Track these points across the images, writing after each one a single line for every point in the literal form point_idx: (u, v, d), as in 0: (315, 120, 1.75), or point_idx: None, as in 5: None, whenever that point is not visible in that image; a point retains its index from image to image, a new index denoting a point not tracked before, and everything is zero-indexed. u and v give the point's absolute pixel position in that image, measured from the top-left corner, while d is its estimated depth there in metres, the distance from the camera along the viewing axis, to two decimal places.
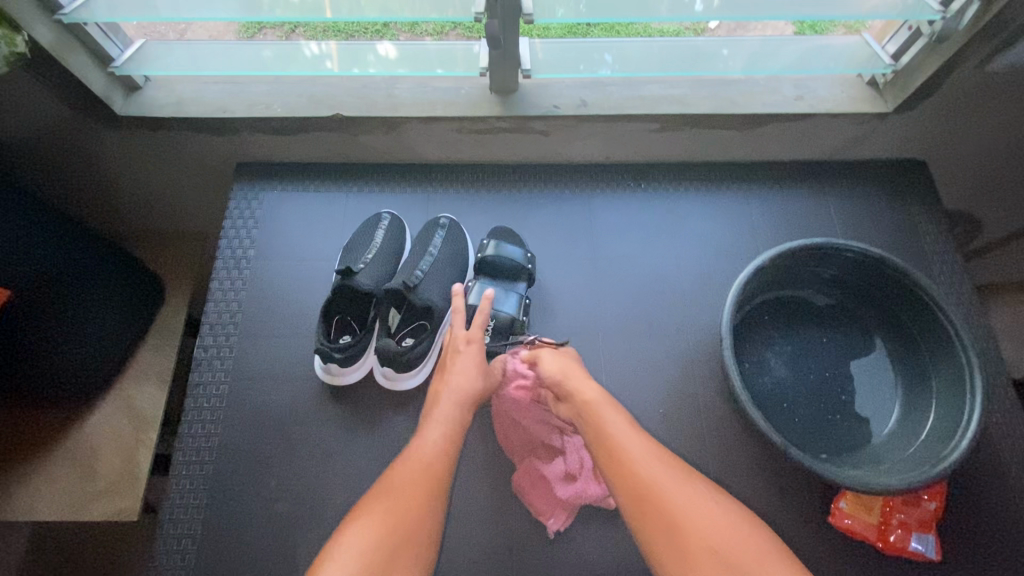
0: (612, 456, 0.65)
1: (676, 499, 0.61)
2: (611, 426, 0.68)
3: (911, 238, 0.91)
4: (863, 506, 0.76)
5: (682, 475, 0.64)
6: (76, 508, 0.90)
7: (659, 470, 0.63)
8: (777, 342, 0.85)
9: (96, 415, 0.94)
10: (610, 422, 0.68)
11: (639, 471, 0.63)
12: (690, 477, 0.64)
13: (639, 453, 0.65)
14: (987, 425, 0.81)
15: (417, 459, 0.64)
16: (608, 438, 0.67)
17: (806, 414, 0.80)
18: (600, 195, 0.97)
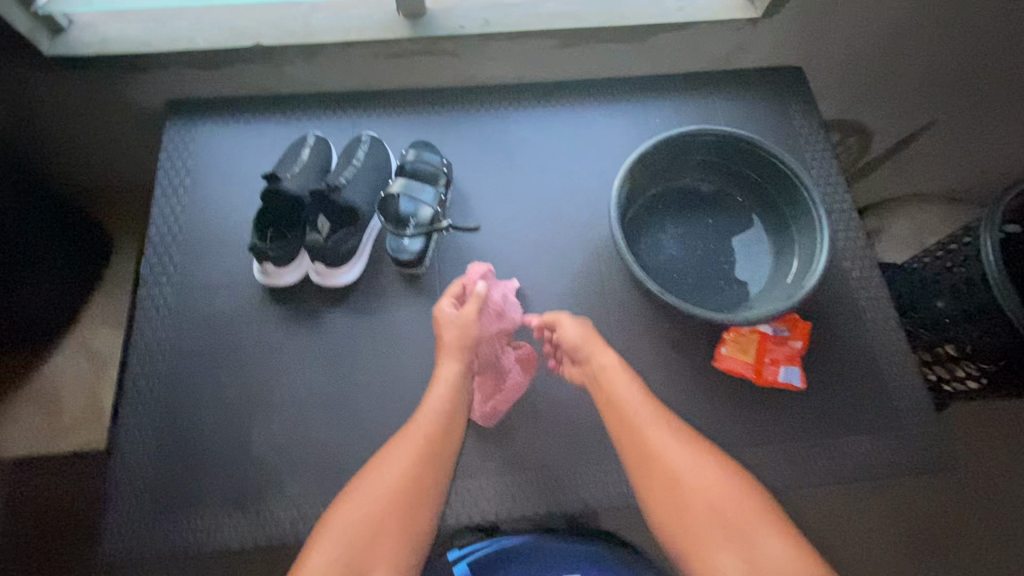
0: (623, 421, 0.74)
1: (672, 460, 0.70)
2: (625, 393, 0.76)
3: (784, 137, 1.05)
4: (740, 348, 0.86)
5: (684, 436, 0.73)
6: (48, 441, 1.05)
7: (659, 430, 0.72)
8: (671, 225, 0.95)
9: (56, 358, 1.09)
10: (623, 387, 0.76)
11: (647, 435, 0.72)
12: (692, 439, 0.72)
13: (646, 418, 0.73)
14: (847, 284, 0.94)
15: (440, 409, 0.75)
16: (620, 403, 0.75)
17: (694, 281, 0.91)
18: (513, 113, 1.05)
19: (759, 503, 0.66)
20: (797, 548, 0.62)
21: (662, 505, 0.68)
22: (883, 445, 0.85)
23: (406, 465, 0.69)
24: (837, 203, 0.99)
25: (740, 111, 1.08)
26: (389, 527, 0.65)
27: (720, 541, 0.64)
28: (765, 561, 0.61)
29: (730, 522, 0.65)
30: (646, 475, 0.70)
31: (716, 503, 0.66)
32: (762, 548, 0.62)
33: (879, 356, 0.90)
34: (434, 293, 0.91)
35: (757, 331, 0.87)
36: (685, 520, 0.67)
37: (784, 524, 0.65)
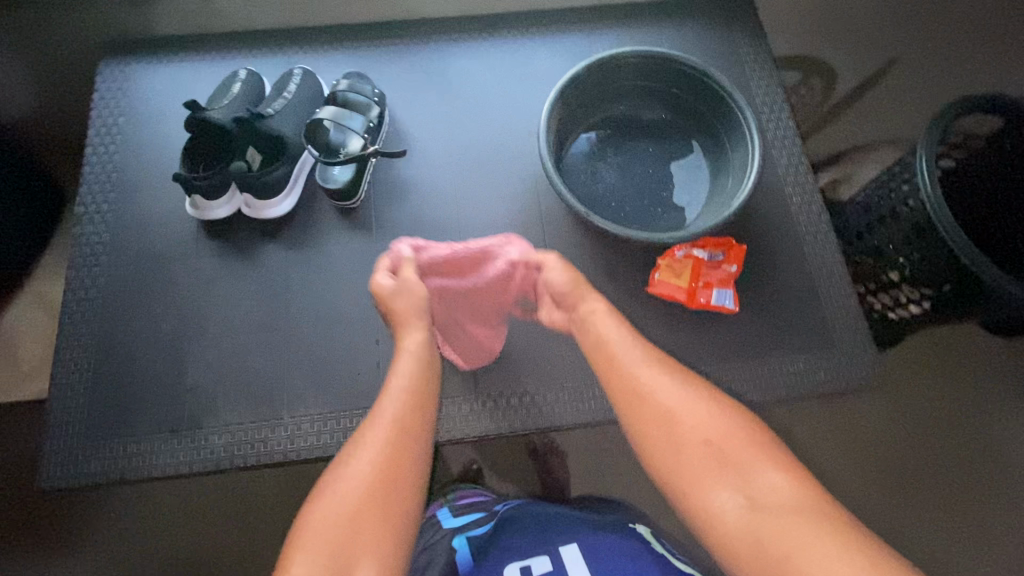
0: (609, 361, 0.68)
1: (667, 397, 0.62)
2: (611, 334, 0.69)
3: (734, 63, 1.01)
4: (673, 272, 0.86)
5: (674, 373, 0.65)
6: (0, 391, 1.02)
7: (649, 371, 0.65)
8: (610, 155, 0.93)
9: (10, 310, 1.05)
10: (606, 326, 0.70)
11: (636, 376, 0.65)
12: (686, 376, 0.65)
13: (633, 356, 0.67)
14: (788, 209, 0.93)
15: (407, 380, 0.68)
16: (606, 342, 0.69)
17: (631, 208, 0.90)
18: (451, 44, 1.01)
19: (766, 445, 0.58)
20: (795, 481, 0.55)
21: (658, 447, 0.61)
22: (815, 363, 0.85)
23: (382, 443, 0.61)
24: (780, 129, 0.97)
25: (687, 35, 1.03)
26: (371, 513, 0.56)
27: (716, 478, 0.57)
28: (762, 494, 0.54)
29: (727, 457, 0.57)
30: (638, 418, 0.63)
31: (714, 439, 0.59)
32: (760, 482, 0.55)
33: (816, 279, 0.89)
34: (368, 225, 0.90)
35: (692, 255, 0.86)
36: (680, 459, 0.59)
37: (784, 456, 0.58)
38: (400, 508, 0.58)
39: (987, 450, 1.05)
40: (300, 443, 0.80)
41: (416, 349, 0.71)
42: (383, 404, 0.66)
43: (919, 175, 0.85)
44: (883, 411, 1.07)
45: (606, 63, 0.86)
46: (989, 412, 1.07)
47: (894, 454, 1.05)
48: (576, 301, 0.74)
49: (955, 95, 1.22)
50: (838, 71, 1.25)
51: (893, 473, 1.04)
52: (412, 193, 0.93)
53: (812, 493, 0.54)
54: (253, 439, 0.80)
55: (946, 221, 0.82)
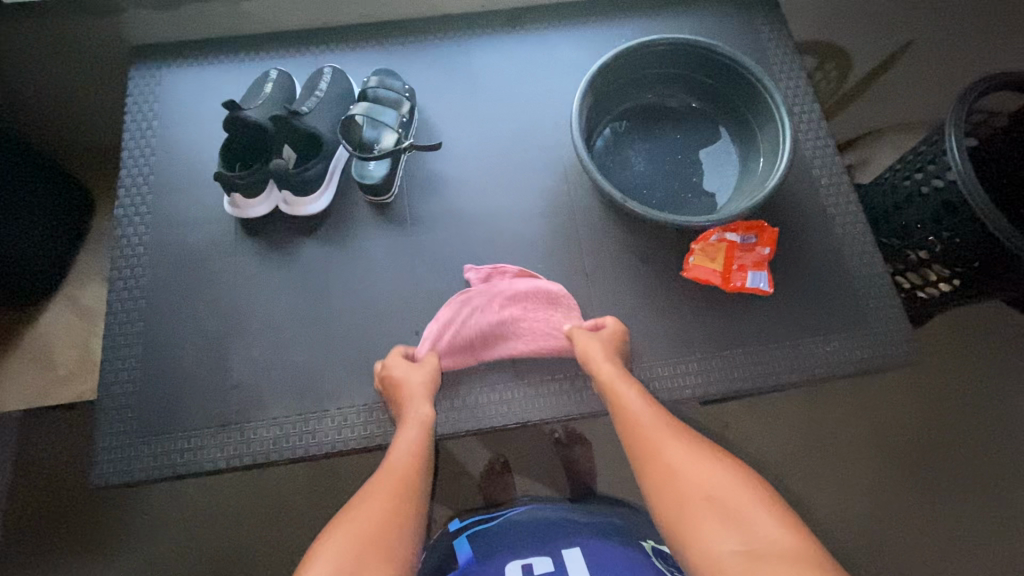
0: (625, 421, 0.70)
1: (673, 456, 0.64)
2: (628, 399, 0.72)
3: (756, 49, 1.02)
4: (708, 257, 0.87)
5: (684, 436, 0.67)
6: (44, 394, 1.04)
7: (661, 431, 0.67)
8: (638, 143, 0.94)
9: (48, 315, 1.07)
10: (625, 392, 0.73)
11: (647, 436, 0.67)
12: (697, 441, 0.66)
13: (648, 419, 0.69)
14: (817, 191, 0.94)
15: (409, 445, 0.70)
16: (624, 405, 0.71)
17: (663, 195, 0.91)
18: (476, 38, 1.02)
19: (769, 502, 0.58)
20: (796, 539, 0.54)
21: (663, 501, 0.61)
22: (851, 343, 0.86)
23: (385, 498, 0.62)
24: (806, 112, 0.98)
25: (710, 23, 1.03)
26: (373, 555, 0.56)
27: (717, 527, 0.56)
28: (761, 545, 0.53)
29: (728, 509, 0.57)
30: (648, 474, 0.64)
31: (716, 493, 0.59)
32: (760, 534, 0.54)
33: (847, 260, 0.90)
34: (403, 220, 0.92)
35: (726, 239, 0.88)
36: (683, 511, 0.59)
37: (785, 514, 0.57)
38: (399, 555, 0.58)
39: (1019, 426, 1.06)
40: (346, 435, 0.81)
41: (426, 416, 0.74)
42: (391, 461, 0.68)
43: (949, 154, 0.85)
44: (913, 390, 1.08)
45: (635, 51, 0.87)
46: (1020, 389, 1.08)
47: (926, 433, 1.05)
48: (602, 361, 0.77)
49: (974, 74, 1.22)
50: (854, 56, 1.26)
51: (924, 451, 1.05)
52: (444, 186, 0.94)
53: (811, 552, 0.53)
54: (300, 431, 0.81)
55: (978, 198, 0.83)
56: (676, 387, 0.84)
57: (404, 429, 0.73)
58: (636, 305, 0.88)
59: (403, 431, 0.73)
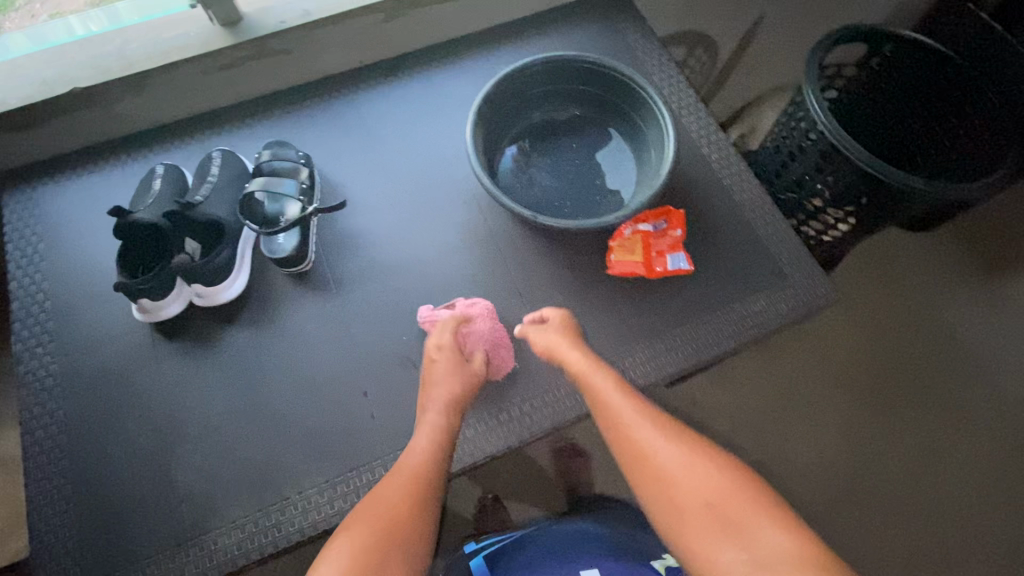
0: (607, 419, 0.70)
1: (664, 462, 0.64)
2: (609, 397, 0.71)
3: (627, 52, 1.09)
4: (627, 250, 0.91)
5: (675, 434, 0.67)
6: None
7: (648, 430, 0.67)
8: (538, 160, 0.98)
9: None
10: (604, 388, 0.72)
11: (635, 436, 0.67)
12: (684, 437, 0.66)
13: (633, 416, 0.68)
14: (711, 167, 1.00)
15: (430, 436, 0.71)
16: (604, 398, 0.71)
17: (572, 202, 0.95)
18: (363, 94, 1.04)
19: (770, 506, 0.58)
20: (794, 538, 0.55)
21: (663, 512, 0.62)
22: (775, 298, 0.91)
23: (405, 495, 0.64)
24: (683, 99, 1.05)
25: (578, 39, 1.09)
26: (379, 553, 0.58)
27: (720, 541, 0.57)
28: (763, 553, 0.54)
29: (729, 519, 0.58)
30: (639, 479, 0.65)
31: (716, 501, 0.59)
32: (763, 542, 0.55)
33: (754, 222, 0.96)
34: (327, 285, 0.90)
35: (639, 230, 0.92)
36: (685, 525, 0.59)
37: (787, 518, 0.57)
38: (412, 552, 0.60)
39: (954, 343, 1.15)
40: (314, 517, 0.77)
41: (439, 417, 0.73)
42: (406, 459, 0.69)
43: (813, 109, 0.93)
44: (859, 330, 1.15)
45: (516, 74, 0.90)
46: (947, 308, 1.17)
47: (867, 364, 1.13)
48: (570, 351, 0.76)
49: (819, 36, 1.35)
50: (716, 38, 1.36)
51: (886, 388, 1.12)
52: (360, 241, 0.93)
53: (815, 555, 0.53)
54: (263, 529, 0.77)
55: (853, 147, 0.91)
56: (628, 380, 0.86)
57: (430, 410, 0.74)
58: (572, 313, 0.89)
59: (429, 413, 0.74)
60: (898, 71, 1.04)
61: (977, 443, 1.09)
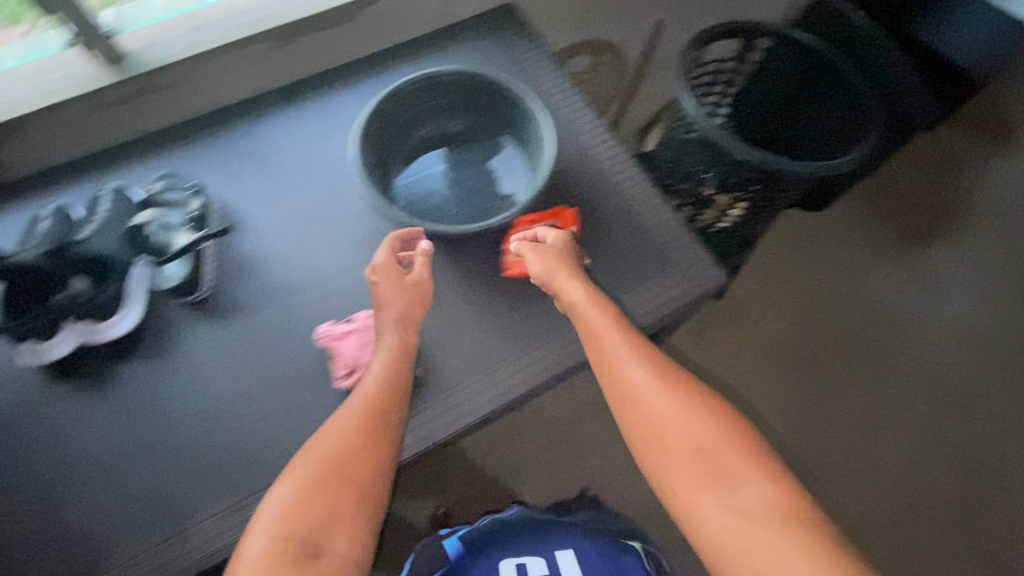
0: (602, 354, 0.79)
1: (654, 404, 0.73)
2: (605, 331, 0.80)
3: (517, 62, 1.13)
4: (521, 250, 0.94)
5: (666, 382, 0.75)
6: None
7: (637, 372, 0.76)
8: (433, 174, 1.02)
9: None
10: (601, 324, 0.81)
11: (628, 378, 0.76)
12: (677, 384, 0.75)
13: (626, 355, 0.78)
14: (600, 164, 1.04)
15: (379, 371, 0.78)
16: (599, 340, 0.80)
17: (468, 210, 0.98)
18: (257, 120, 1.04)
19: (757, 461, 0.67)
20: (777, 493, 0.64)
21: (651, 451, 0.71)
22: (667, 284, 0.94)
23: (351, 426, 0.72)
24: (572, 103, 1.10)
25: (469, 51, 1.13)
26: (324, 485, 0.67)
27: (708, 485, 0.66)
28: (747, 503, 0.64)
29: (716, 465, 0.67)
30: (630, 421, 0.74)
31: (704, 446, 0.68)
32: (744, 494, 0.64)
33: (642, 214, 1.00)
34: (223, 310, 0.90)
35: (532, 231, 0.95)
36: (671, 463, 0.69)
37: (772, 472, 0.67)
38: (359, 480, 0.69)
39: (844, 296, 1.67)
40: (214, 544, 0.76)
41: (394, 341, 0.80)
42: (359, 390, 0.77)
43: (689, 107, 0.98)
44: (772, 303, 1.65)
45: (403, 91, 0.92)
46: (813, 275, 1.68)
47: (796, 335, 1.61)
48: (561, 280, 0.85)
49: None
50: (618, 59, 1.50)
51: (785, 343, 1.61)
52: (257, 264, 0.93)
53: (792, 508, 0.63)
54: (161, 562, 0.75)
55: (732, 139, 0.96)
56: (527, 376, 0.88)
57: (385, 333, 0.81)
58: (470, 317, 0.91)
59: (384, 337, 0.81)
60: (778, 66, 1.11)
61: (852, 368, 1.59)
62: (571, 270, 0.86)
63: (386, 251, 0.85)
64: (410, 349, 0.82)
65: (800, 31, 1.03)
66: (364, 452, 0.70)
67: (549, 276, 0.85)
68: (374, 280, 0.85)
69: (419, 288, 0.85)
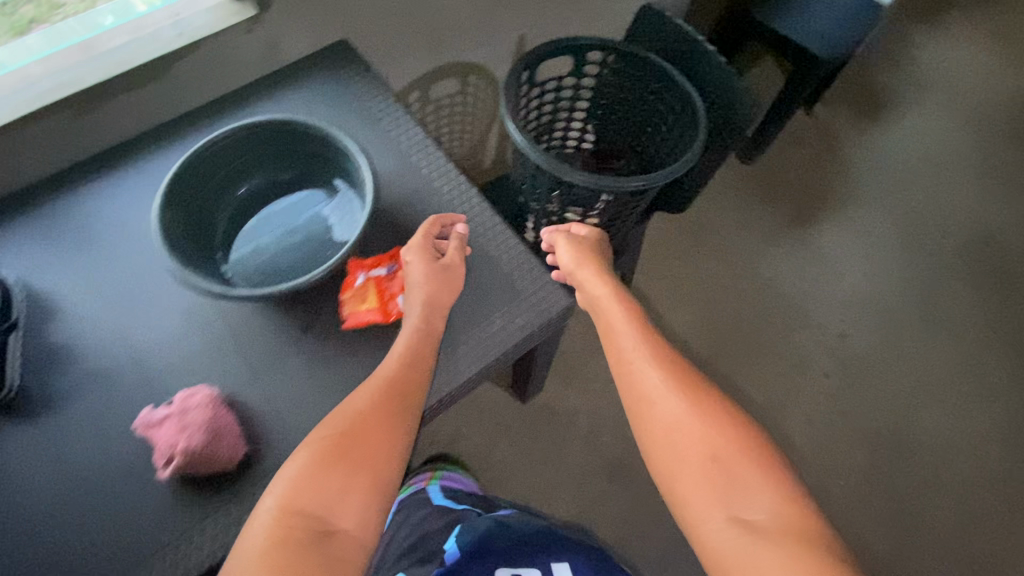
0: (621, 356, 0.90)
1: (668, 412, 0.82)
2: (621, 331, 0.93)
3: (351, 100, 1.09)
4: (359, 298, 0.90)
5: (680, 391, 0.84)
6: None
7: (652, 377, 0.85)
8: (265, 228, 0.97)
9: None
10: (615, 318, 0.95)
11: (646, 381, 0.86)
12: (692, 392, 0.83)
13: (645, 361, 0.88)
14: (441, 198, 1.01)
15: (401, 353, 0.83)
16: (617, 338, 0.92)
17: (301, 262, 0.93)
18: (67, 194, 0.97)
19: (767, 479, 0.74)
20: (782, 503, 0.72)
21: (664, 455, 0.80)
22: (515, 316, 0.93)
23: (372, 402, 0.78)
24: (411, 137, 1.07)
25: (291, 94, 1.08)
26: (337, 462, 0.72)
27: (718, 491, 0.74)
28: (757, 515, 0.71)
29: (728, 474, 0.75)
30: (647, 424, 0.83)
31: (717, 456, 0.76)
32: (754, 508, 0.72)
33: (487, 246, 0.98)
34: (32, 408, 0.82)
35: (371, 277, 0.91)
36: (682, 466, 0.78)
37: (785, 488, 0.73)
38: (371, 456, 0.74)
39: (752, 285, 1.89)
40: None
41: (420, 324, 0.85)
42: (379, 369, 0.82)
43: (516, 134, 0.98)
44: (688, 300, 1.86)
45: (214, 146, 0.88)
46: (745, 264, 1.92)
47: (709, 327, 1.83)
48: (585, 272, 1.00)
49: None
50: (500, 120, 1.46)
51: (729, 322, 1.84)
52: (72, 352, 0.86)
53: (800, 525, 0.69)
54: None
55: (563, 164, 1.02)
56: None
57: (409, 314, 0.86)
58: (303, 374, 0.85)
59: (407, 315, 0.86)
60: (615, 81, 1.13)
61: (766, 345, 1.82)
62: (597, 262, 1.02)
63: (423, 235, 0.90)
64: (433, 331, 0.86)
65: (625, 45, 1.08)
66: (384, 437, 0.76)
67: (576, 265, 1.01)
68: (408, 261, 0.90)
69: (451, 275, 0.89)
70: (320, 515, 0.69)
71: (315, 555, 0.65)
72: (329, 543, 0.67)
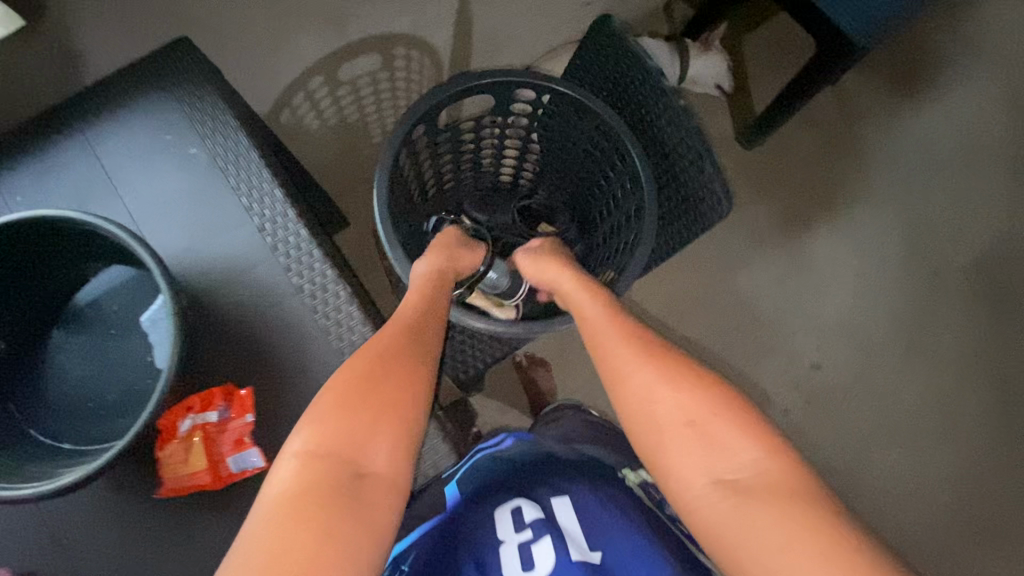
0: (596, 339, 0.71)
1: (642, 379, 0.64)
2: (586, 310, 0.75)
3: (182, 134, 0.82)
4: (178, 460, 0.70)
5: (648, 356, 0.66)
6: None
7: (620, 352, 0.68)
8: (65, 339, 0.76)
9: None
10: (586, 307, 0.76)
11: (609, 358, 0.68)
12: (658, 354, 0.66)
13: (613, 338, 0.70)
14: (297, 296, 0.79)
15: (416, 305, 0.73)
16: (585, 325, 0.74)
17: (111, 395, 0.74)
18: None
19: (747, 441, 0.57)
20: (770, 458, 0.55)
21: (644, 435, 0.61)
22: None
23: (394, 340, 0.67)
24: (260, 193, 0.81)
25: (90, 140, 0.81)
26: (364, 399, 0.59)
27: (704, 457, 0.57)
28: (741, 477, 0.54)
29: (710, 436, 0.58)
30: (617, 398, 0.65)
31: (696, 418, 0.59)
32: (740, 465, 0.55)
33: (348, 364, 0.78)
34: None
35: (195, 429, 0.71)
36: (664, 444, 0.59)
37: (770, 439, 0.57)
38: (403, 396, 0.61)
39: (729, 300, 1.63)
40: None
41: (428, 273, 0.78)
42: (396, 317, 0.71)
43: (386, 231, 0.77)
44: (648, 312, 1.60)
45: None
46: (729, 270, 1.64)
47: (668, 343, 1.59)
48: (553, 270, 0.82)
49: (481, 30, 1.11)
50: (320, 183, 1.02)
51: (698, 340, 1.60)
52: None
53: (793, 479, 0.53)
54: None
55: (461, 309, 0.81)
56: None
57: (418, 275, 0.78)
58: (114, 541, 0.72)
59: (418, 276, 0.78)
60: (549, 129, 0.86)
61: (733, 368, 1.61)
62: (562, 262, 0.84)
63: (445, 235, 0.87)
64: (441, 291, 0.78)
65: (557, 86, 0.79)
66: (403, 380, 0.62)
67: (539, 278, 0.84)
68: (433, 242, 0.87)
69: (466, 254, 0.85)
70: (354, 453, 0.56)
71: (348, 502, 0.52)
72: (365, 487, 0.54)
